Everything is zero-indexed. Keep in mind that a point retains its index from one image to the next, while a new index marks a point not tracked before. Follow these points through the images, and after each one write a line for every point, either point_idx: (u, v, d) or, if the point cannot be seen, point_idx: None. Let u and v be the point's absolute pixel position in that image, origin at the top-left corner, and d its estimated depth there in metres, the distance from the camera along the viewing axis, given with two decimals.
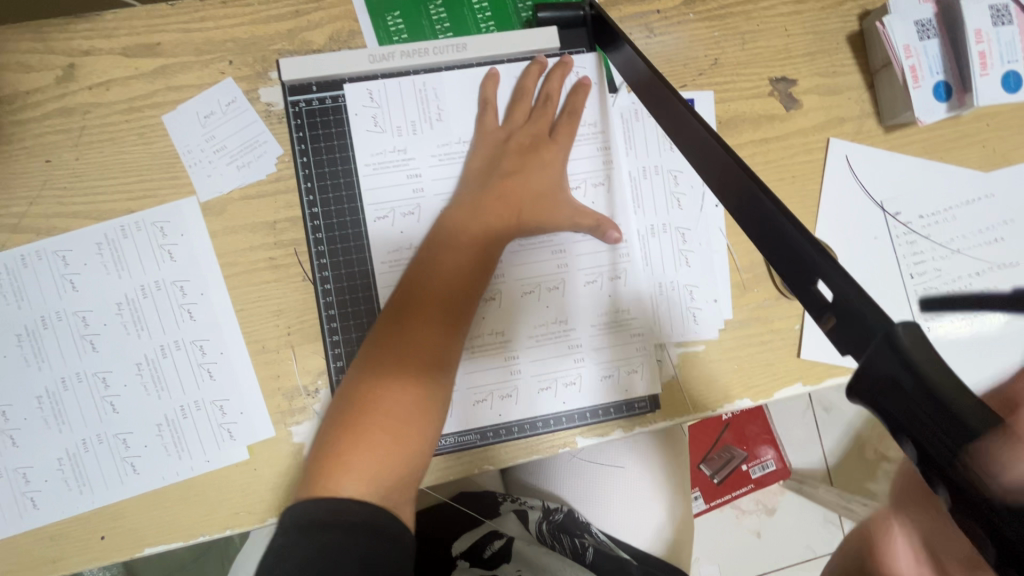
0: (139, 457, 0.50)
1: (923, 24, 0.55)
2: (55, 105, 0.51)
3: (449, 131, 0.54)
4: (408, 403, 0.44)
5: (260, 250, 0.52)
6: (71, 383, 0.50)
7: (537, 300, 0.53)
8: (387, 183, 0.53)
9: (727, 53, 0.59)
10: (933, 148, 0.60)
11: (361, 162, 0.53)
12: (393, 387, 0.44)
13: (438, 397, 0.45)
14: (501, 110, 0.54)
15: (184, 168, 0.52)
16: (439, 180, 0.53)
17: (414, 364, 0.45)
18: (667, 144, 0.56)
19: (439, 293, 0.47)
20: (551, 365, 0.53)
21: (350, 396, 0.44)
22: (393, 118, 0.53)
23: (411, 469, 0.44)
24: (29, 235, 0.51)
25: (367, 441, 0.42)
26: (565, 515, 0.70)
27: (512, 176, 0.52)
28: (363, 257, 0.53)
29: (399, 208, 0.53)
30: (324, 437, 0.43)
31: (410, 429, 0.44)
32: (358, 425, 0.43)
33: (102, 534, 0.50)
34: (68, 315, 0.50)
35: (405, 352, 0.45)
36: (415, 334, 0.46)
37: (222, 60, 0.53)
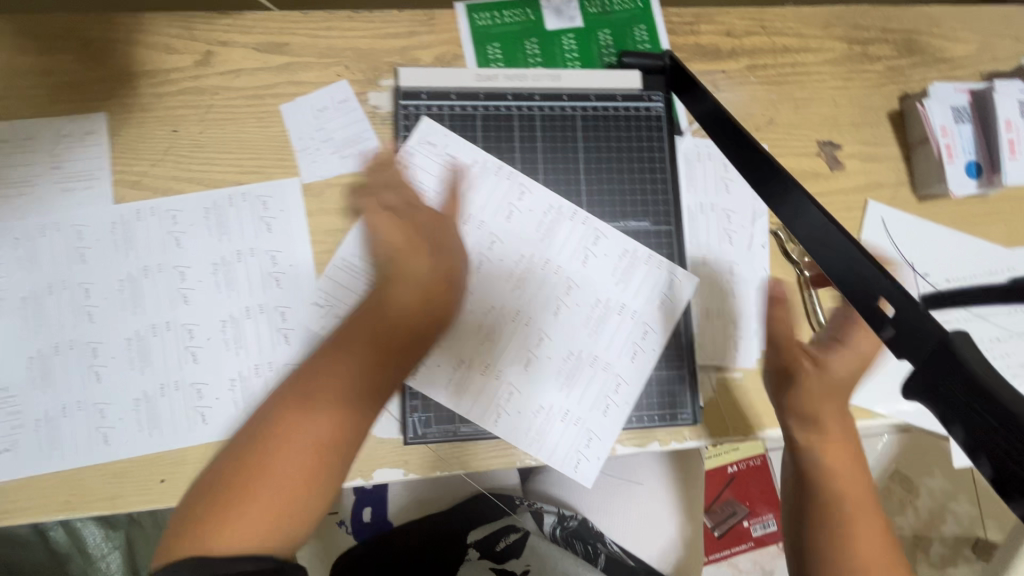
0: (209, 408, 0.53)
1: (959, 110, 0.63)
2: (190, 84, 0.58)
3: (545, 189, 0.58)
4: (314, 449, 0.42)
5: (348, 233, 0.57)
6: (160, 329, 0.54)
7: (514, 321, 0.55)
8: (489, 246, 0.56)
9: (781, 115, 0.66)
10: (961, 221, 0.66)
11: (344, 274, 0.56)
12: (288, 438, 0.42)
13: (349, 439, 0.44)
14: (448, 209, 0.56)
15: (293, 152, 0.58)
16: (552, 243, 0.57)
17: (325, 420, 0.43)
18: (724, 184, 0.62)
19: (362, 349, 0.45)
20: (547, 388, 0.54)
21: (247, 443, 0.42)
22: (509, 174, 0.58)
23: (305, 522, 0.42)
24: (147, 193, 0.56)
25: (247, 496, 0.40)
26: (579, 522, 0.74)
27: (461, 269, 0.52)
28: None
29: (498, 270, 0.56)
30: (223, 476, 0.42)
31: (302, 485, 0.41)
32: (261, 471, 0.41)
33: (162, 477, 0.52)
34: (168, 268, 0.55)
35: (302, 404, 0.43)
36: (343, 375, 0.44)
37: (340, 65, 0.60)
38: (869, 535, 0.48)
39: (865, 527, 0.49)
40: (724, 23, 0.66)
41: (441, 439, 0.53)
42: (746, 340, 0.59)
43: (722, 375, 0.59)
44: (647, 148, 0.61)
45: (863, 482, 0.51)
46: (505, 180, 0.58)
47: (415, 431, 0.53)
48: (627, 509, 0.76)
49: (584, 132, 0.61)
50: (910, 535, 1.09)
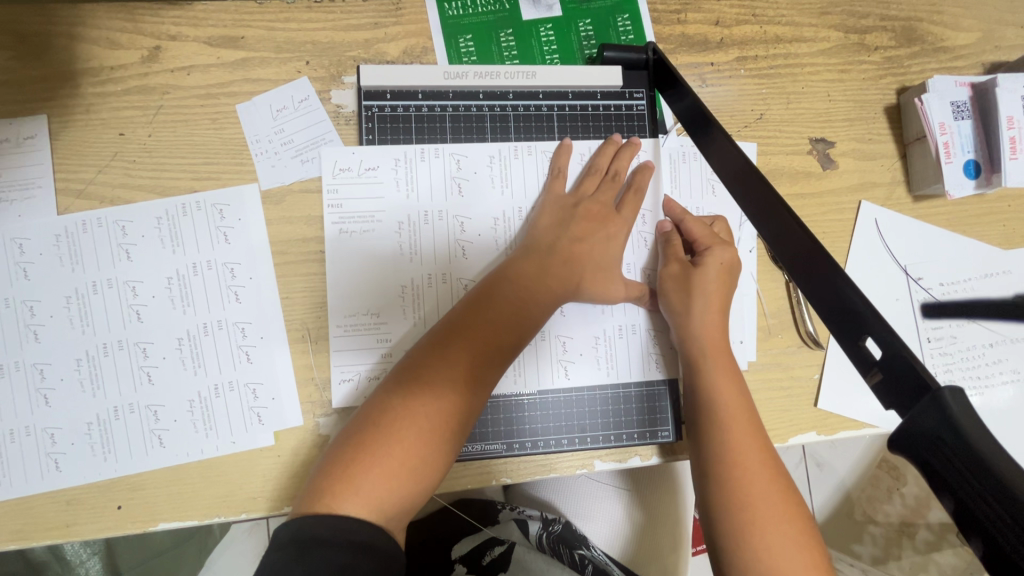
0: (168, 430, 0.51)
1: (958, 105, 0.59)
2: (136, 83, 0.54)
3: (486, 146, 0.56)
4: (435, 425, 0.44)
5: (312, 244, 0.54)
6: (112, 349, 0.51)
7: (453, 272, 0.55)
8: (404, 224, 0.54)
9: (772, 110, 0.62)
10: (957, 222, 0.63)
11: (332, 245, 0.53)
12: (420, 415, 0.44)
13: (462, 417, 0.46)
14: (483, 189, 0.56)
15: (250, 156, 0.54)
16: (480, 205, 0.55)
17: (443, 395, 0.45)
18: (710, 186, 0.59)
19: (499, 330, 0.48)
20: (542, 380, 0.54)
21: (370, 420, 0.45)
22: (425, 149, 0.55)
23: (412, 501, 0.44)
24: (93, 202, 0.52)
25: (374, 466, 0.43)
26: (563, 526, 0.71)
27: (576, 242, 0.53)
28: (415, 254, 0.54)
29: (417, 242, 0.54)
30: (332, 460, 0.44)
31: (427, 462, 0.44)
32: (370, 452, 0.43)
33: (118, 503, 0.50)
34: (118, 284, 0.51)
35: (425, 387, 0.45)
36: (466, 351, 0.47)
37: (300, 60, 0.56)
38: (762, 489, 0.45)
39: (756, 476, 0.45)
40: (713, 10, 0.62)
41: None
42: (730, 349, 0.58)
43: None
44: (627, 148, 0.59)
45: (754, 432, 0.48)
46: (418, 155, 0.55)
47: None
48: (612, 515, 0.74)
49: (559, 131, 0.58)
50: (896, 522, 1.08)
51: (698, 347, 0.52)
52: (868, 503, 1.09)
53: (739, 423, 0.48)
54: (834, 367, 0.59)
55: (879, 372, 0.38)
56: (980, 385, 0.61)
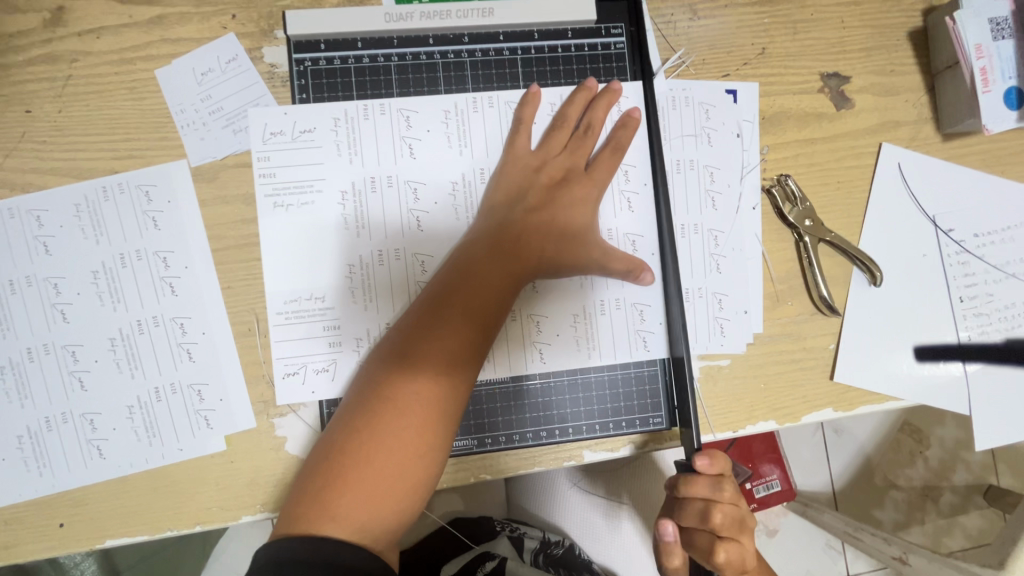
0: (107, 440, 0.46)
1: (998, 22, 0.50)
2: (39, 51, 0.47)
3: (439, 97, 0.48)
4: (419, 429, 0.40)
5: (251, 226, 0.48)
6: (37, 355, 0.46)
7: (410, 249, 0.48)
8: (350, 194, 0.48)
9: (776, 43, 0.53)
10: (994, 161, 0.55)
11: (272, 223, 0.47)
12: (398, 422, 0.40)
13: (448, 416, 0.41)
14: (438, 149, 0.48)
15: (176, 129, 0.48)
16: (436, 168, 0.48)
17: (425, 395, 0.41)
18: (702, 136, 0.52)
19: (475, 318, 0.43)
20: (515, 367, 0.48)
21: (342, 432, 0.40)
22: (367, 106, 0.48)
23: (402, 516, 0.39)
24: (3, 191, 0.46)
25: (355, 483, 0.38)
26: (565, 550, 0.65)
27: (538, 209, 0.47)
28: (361, 228, 0.48)
29: (364, 214, 0.48)
30: (308, 477, 0.40)
31: (412, 470, 0.40)
32: (351, 465, 0.39)
33: (60, 521, 0.46)
34: (39, 282, 0.46)
35: (399, 389, 0.41)
36: (446, 343, 0.42)
37: (225, 14, 0.48)
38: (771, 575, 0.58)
39: None
40: None
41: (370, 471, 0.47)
42: (731, 321, 0.51)
43: (704, 363, 0.51)
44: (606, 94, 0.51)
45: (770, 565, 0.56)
46: (361, 114, 0.48)
47: None
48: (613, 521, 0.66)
49: (524, 79, 0.50)
50: (919, 486, 1.05)
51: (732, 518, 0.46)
52: (890, 468, 1.05)
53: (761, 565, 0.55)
54: (851, 336, 0.52)
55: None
56: (1021, 348, 0.54)
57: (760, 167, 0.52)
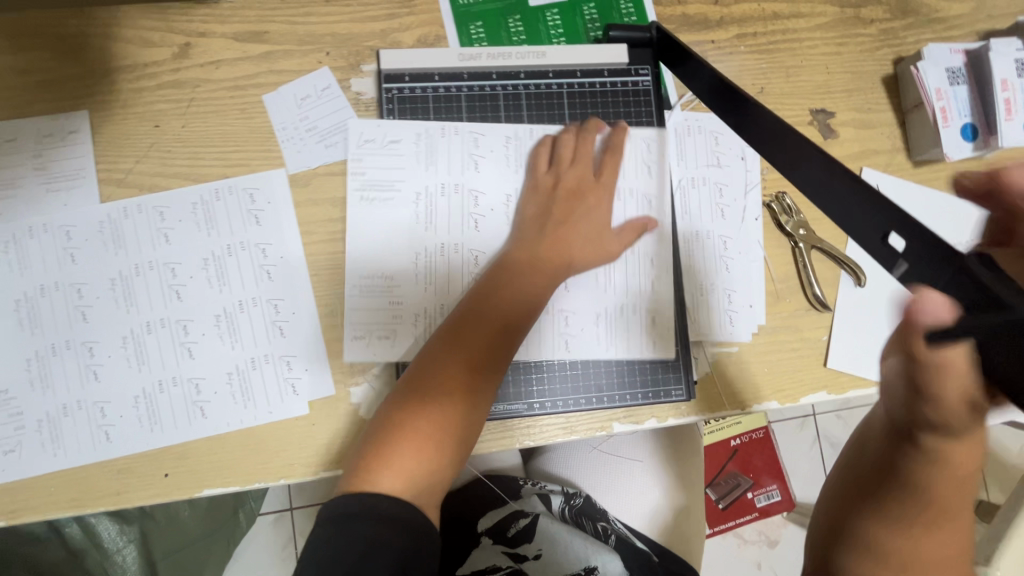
0: (209, 401, 0.54)
1: (954, 71, 0.61)
2: (169, 78, 0.57)
3: (500, 125, 0.59)
4: (458, 407, 0.48)
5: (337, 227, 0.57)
6: (155, 327, 0.54)
7: (471, 248, 0.57)
8: (416, 197, 0.57)
9: (773, 84, 0.64)
10: (957, 185, 0.65)
11: (360, 223, 0.56)
12: (442, 401, 0.48)
13: (481, 398, 0.49)
14: (497, 167, 0.58)
15: (278, 143, 0.57)
16: (494, 181, 0.58)
17: (463, 381, 0.49)
18: (715, 158, 0.62)
19: (506, 317, 0.52)
20: (557, 346, 0.57)
21: (391, 407, 0.48)
22: (435, 128, 0.58)
23: (441, 479, 0.47)
24: (133, 190, 0.55)
25: (401, 454, 0.46)
26: (585, 500, 0.73)
27: (563, 223, 0.57)
28: (430, 227, 0.57)
29: (434, 217, 0.57)
30: (364, 446, 0.47)
31: (450, 442, 0.47)
32: (401, 436, 0.46)
33: (165, 472, 0.53)
34: (159, 265, 0.55)
35: (441, 375, 0.49)
36: (483, 338, 0.50)
37: (321, 51, 0.59)
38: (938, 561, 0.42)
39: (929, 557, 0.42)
40: None
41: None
42: (738, 313, 0.60)
43: (716, 349, 0.60)
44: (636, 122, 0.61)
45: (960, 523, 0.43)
46: (430, 134, 0.58)
47: None
48: (622, 480, 0.77)
49: (569, 108, 0.60)
50: None
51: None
52: None
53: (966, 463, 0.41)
54: (843, 328, 0.61)
55: (906, 264, 0.40)
56: None
57: (761, 185, 0.62)
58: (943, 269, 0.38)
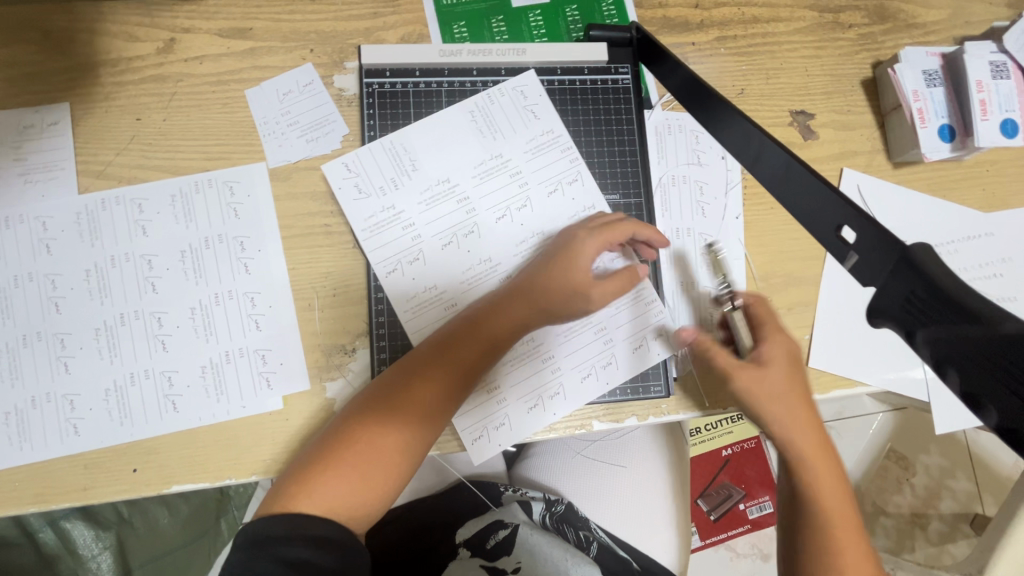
0: (181, 396, 0.53)
1: (930, 74, 0.62)
2: (152, 72, 0.57)
3: (599, 194, 0.59)
4: (402, 440, 0.48)
5: (349, 154, 0.58)
6: (129, 319, 0.54)
7: (457, 247, 0.57)
8: (484, 170, 0.58)
9: (753, 85, 0.65)
10: (938, 186, 0.65)
11: (352, 218, 0.57)
12: (387, 433, 0.48)
13: (426, 436, 0.49)
14: (495, 177, 0.58)
15: (259, 137, 0.57)
16: (496, 193, 0.58)
17: (411, 417, 0.48)
18: (695, 156, 0.62)
19: (475, 358, 0.51)
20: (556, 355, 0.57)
21: (335, 432, 0.48)
22: (563, 144, 0.60)
23: (370, 508, 0.47)
24: (112, 182, 0.55)
25: (338, 479, 0.46)
26: (567, 507, 0.72)
27: (560, 258, 0.53)
28: (410, 220, 0.57)
29: (418, 214, 0.57)
30: (300, 463, 0.47)
31: (388, 473, 0.47)
32: (337, 462, 0.46)
33: (134, 467, 0.52)
34: (135, 257, 0.54)
35: (393, 407, 0.48)
36: (444, 376, 0.49)
37: (305, 48, 0.59)
38: None
39: None
40: None
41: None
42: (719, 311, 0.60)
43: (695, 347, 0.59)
44: (616, 120, 0.61)
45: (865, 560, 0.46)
46: (551, 142, 0.60)
47: None
48: (602, 486, 0.75)
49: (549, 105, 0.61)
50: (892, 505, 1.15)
51: (788, 450, 0.49)
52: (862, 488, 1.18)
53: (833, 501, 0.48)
54: (825, 326, 0.61)
55: (854, 256, 0.40)
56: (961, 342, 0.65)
57: (742, 183, 0.62)
58: (894, 257, 0.37)
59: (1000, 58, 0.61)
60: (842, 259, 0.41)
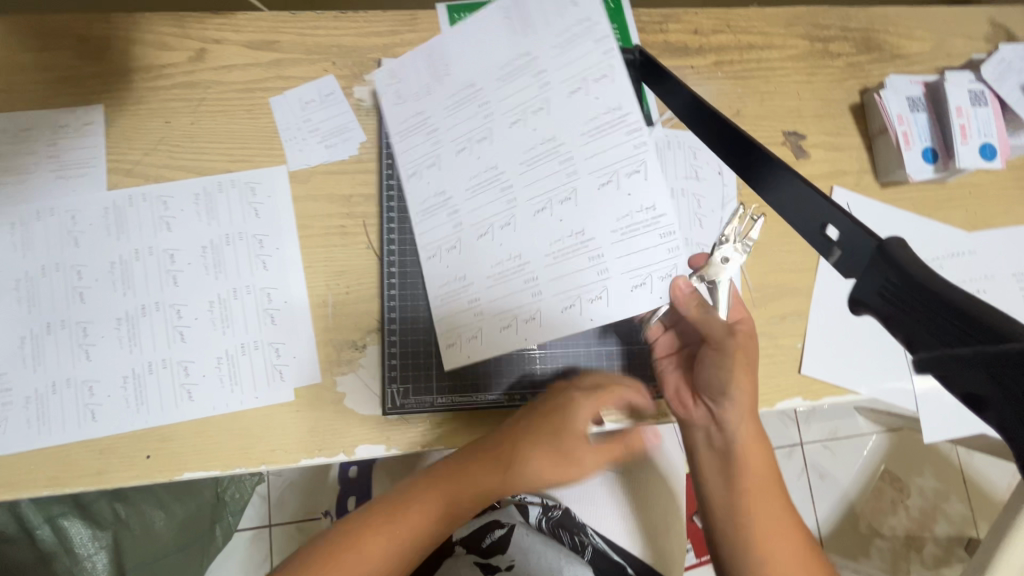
0: (196, 385, 0.55)
1: (914, 100, 0.66)
2: (183, 79, 0.61)
3: (627, 92, 0.59)
4: (395, 548, 0.50)
5: (386, 100, 0.62)
6: (149, 310, 0.56)
7: (469, 152, 0.60)
8: (508, 72, 0.61)
9: (748, 107, 0.69)
10: (923, 206, 0.69)
11: (392, 136, 0.61)
12: (384, 538, 0.50)
13: (422, 545, 0.51)
14: (516, 99, 0.60)
15: (281, 142, 0.61)
16: (520, 103, 0.60)
17: (409, 520, 0.51)
18: (694, 171, 0.65)
19: (479, 480, 0.53)
20: (569, 284, 0.58)
21: (340, 532, 0.51)
22: (597, 32, 0.60)
23: None
24: (140, 180, 0.58)
25: (333, 571, 0.48)
26: (563, 511, 0.72)
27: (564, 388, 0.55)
28: (433, 160, 0.60)
29: (439, 135, 0.61)
30: (306, 557, 0.50)
31: (378, 573, 0.49)
32: (334, 558, 0.49)
33: (148, 453, 0.53)
34: (158, 252, 0.57)
35: (397, 509, 0.51)
36: (449, 493, 0.52)
37: (327, 61, 0.63)
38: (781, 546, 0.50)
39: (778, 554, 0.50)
40: (692, 22, 0.70)
41: (409, 416, 0.57)
42: None
43: None
44: None
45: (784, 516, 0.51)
46: (523, 65, 0.61)
47: (394, 402, 0.57)
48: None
49: None
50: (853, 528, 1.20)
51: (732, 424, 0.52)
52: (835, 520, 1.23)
53: (761, 462, 0.52)
54: (817, 335, 0.63)
55: (837, 251, 0.40)
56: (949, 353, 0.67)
57: (737, 199, 0.65)
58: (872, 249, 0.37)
59: (978, 87, 0.65)
60: (826, 258, 0.42)
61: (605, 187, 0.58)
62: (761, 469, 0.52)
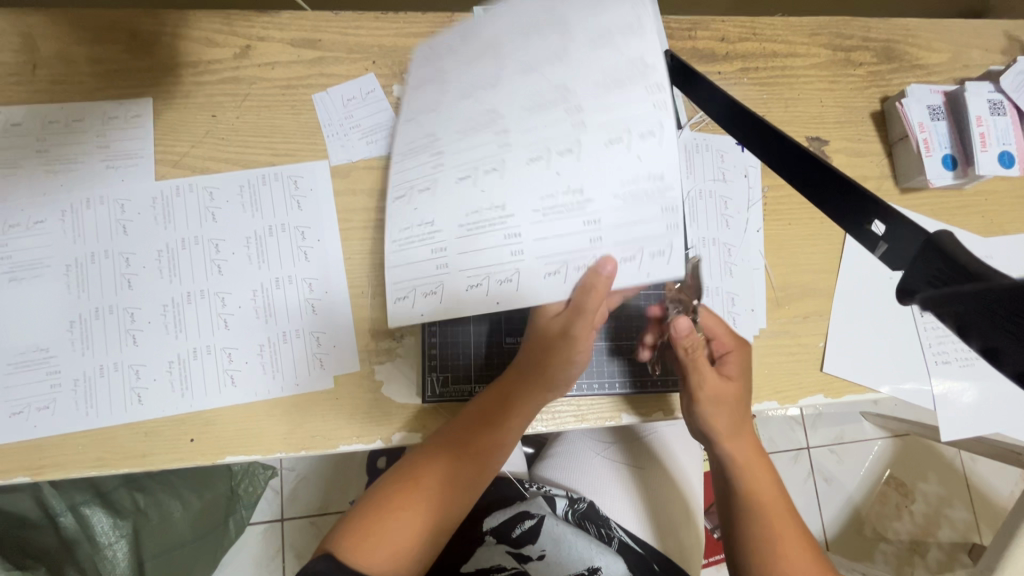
0: (239, 371, 0.56)
1: (934, 109, 0.68)
2: (229, 74, 0.62)
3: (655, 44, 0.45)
4: (429, 505, 0.53)
5: (408, 80, 0.53)
6: (194, 298, 0.57)
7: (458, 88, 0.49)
8: (523, 26, 0.46)
9: (772, 113, 0.71)
10: (940, 211, 0.71)
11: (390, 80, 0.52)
12: (415, 500, 0.53)
13: (453, 500, 0.54)
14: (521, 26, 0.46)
15: (323, 138, 0.62)
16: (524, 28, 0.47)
17: (435, 477, 0.54)
18: (721, 173, 0.67)
19: (482, 435, 0.55)
20: (563, 246, 0.48)
21: (375, 499, 0.54)
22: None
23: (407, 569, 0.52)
24: (186, 171, 0.60)
25: (379, 533, 0.51)
26: (589, 505, 0.74)
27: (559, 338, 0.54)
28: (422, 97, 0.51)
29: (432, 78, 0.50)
30: (344, 529, 0.53)
31: (415, 534, 0.52)
32: (374, 522, 0.52)
33: (191, 436, 0.55)
34: (203, 241, 0.58)
35: (422, 467, 0.54)
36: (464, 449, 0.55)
37: (368, 60, 0.65)
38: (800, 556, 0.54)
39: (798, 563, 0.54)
40: (719, 29, 0.72)
41: (445, 405, 0.59)
42: (742, 316, 0.64)
43: None
44: None
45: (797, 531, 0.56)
46: None
47: (433, 391, 0.58)
48: (624, 486, 0.78)
49: None
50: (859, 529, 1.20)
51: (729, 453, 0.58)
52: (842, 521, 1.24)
53: (766, 486, 0.58)
54: (838, 334, 0.65)
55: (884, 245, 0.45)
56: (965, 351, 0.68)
57: (762, 201, 0.67)
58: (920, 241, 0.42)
59: (996, 97, 0.67)
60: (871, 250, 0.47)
61: (615, 144, 0.45)
62: (752, 455, 0.59)
